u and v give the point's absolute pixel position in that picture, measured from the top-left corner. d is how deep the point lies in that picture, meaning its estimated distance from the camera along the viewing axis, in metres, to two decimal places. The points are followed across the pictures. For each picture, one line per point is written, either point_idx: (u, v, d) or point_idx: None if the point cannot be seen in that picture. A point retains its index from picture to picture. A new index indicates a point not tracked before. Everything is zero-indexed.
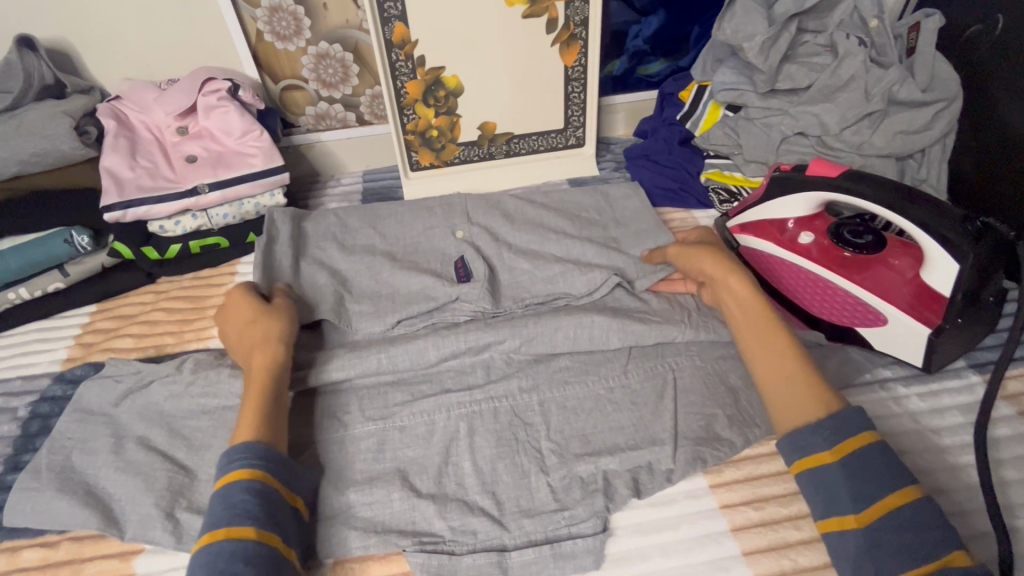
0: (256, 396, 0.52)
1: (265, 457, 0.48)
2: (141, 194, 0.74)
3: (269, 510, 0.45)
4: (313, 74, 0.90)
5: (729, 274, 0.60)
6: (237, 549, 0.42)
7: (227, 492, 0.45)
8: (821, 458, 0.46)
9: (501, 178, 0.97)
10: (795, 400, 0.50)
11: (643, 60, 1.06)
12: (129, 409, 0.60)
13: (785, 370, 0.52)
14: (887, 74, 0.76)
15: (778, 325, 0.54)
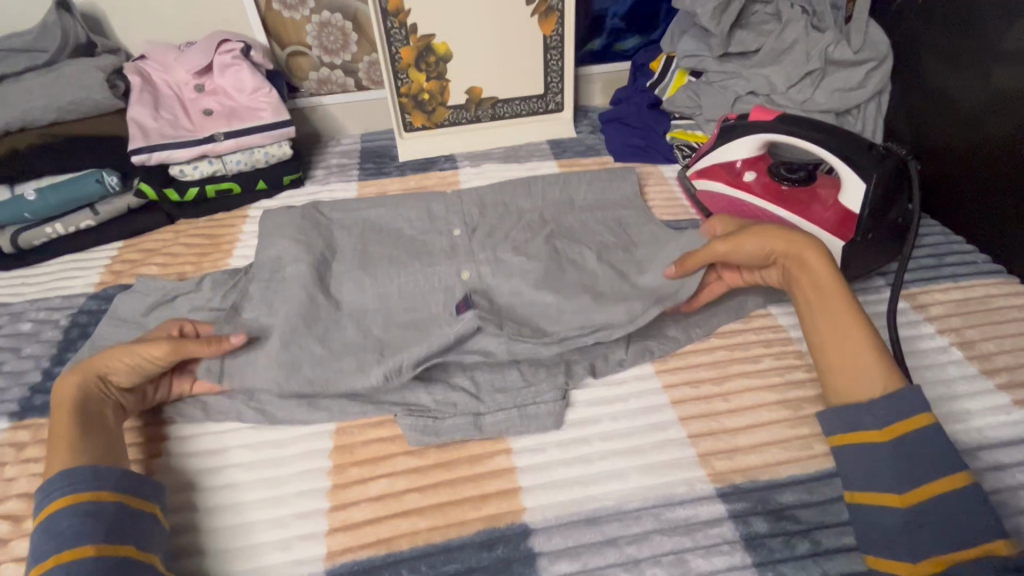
0: (63, 424, 0.51)
1: (89, 478, 0.47)
2: (164, 139, 0.84)
3: (104, 523, 0.46)
4: (316, 41, 0.99)
5: (810, 250, 0.57)
6: (72, 568, 0.43)
7: (52, 520, 0.45)
8: (874, 435, 0.48)
9: (487, 139, 1.06)
10: (865, 378, 0.51)
11: (620, 36, 1.16)
12: (158, 316, 0.69)
13: (855, 353, 0.52)
14: (824, 37, 0.86)
15: (850, 305, 0.54)
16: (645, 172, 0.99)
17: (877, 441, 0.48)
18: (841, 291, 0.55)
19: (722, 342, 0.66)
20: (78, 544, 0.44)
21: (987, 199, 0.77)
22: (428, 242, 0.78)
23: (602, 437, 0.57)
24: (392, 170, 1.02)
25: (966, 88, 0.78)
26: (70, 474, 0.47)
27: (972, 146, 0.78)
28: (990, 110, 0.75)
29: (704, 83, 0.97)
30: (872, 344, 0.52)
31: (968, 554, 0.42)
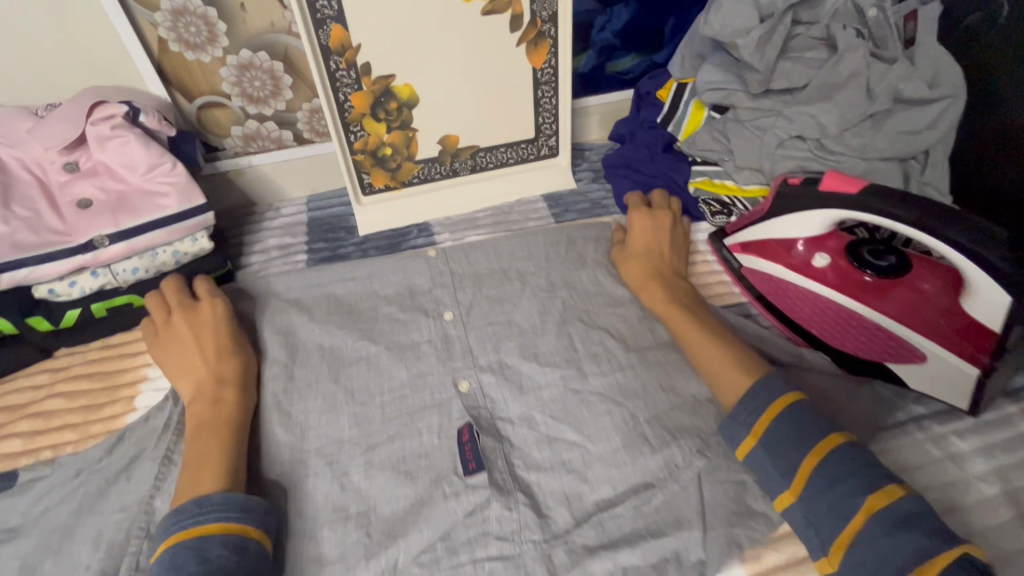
0: (216, 447, 0.51)
1: (240, 508, 0.46)
2: (18, 252, 0.60)
3: (249, 565, 0.44)
4: (236, 88, 0.76)
5: (651, 282, 0.66)
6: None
7: (202, 544, 0.43)
8: (746, 441, 0.49)
9: (469, 198, 0.86)
10: (726, 377, 0.55)
11: (613, 55, 0.95)
12: (41, 534, 0.50)
13: (714, 352, 0.57)
14: (891, 70, 0.68)
15: (696, 321, 0.61)
16: None
17: (749, 447, 0.49)
18: (681, 313, 0.62)
19: None
20: None
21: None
22: (417, 348, 0.64)
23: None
24: (351, 249, 0.80)
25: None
26: (224, 500, 0.46)
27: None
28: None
29: (734, 121, 0.79)
30: (726, 346, 0.57)
31: (859, 520, 0.42)
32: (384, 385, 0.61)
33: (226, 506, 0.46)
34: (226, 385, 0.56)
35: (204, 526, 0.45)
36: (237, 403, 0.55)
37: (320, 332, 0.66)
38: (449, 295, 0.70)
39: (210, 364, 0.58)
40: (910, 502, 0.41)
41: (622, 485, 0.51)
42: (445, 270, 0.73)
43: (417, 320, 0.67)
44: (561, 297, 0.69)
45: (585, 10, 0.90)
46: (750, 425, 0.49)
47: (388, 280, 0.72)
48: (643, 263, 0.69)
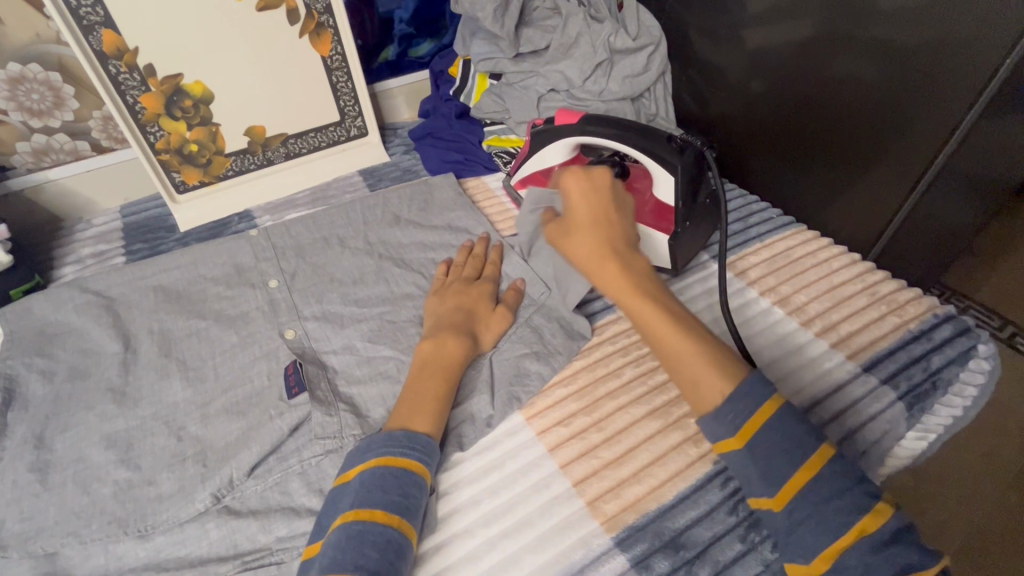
0: (437, 387, 0.54)
1: (422, 451, 0.49)
2: None
3: (422, 508, 0.47)
4: (12, 103, 0.76)
5: (606, 258, 0.54)
6: (401, 540, 0.44)
7: (402, 477, 0.47)
8: (731, 440, 0.44)
9: (287, 182, 0.92)
10: (703, 380, 0.47)
11: (412, 42, 1.07)
12: None
13: (685, 337, 0.48)
14: (603, 28, 0.86)
15: (662, 307, 0.50)
16: (470, 187, 0.92)
17: (734, 446, 0.44)
18: (648, 293, 0.51)
19: (583, 364, 0.63)
20: (400, 514, 0.45)
21: (790, 161, 0.83)
22: (245, 318, 0.69)
23: (486, 519, 0.50)
24: (172, 245, 0.82)
25: (744, 58, 0.83)
26: (412, 440, 0.49)
27: (763, 111, 0.83)
28: (774, 79, 0.80)
29: (506, 85, 0.94)
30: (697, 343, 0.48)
31: (854, 540, 0.40)
32: (215, 351, 0.65)
33: (407, 445, 0.49)
34: (460, 331, 0.59)
35: (408, 459, 0.48)
36: (462, 347, 0.58)
37: (150, 319, 0.69)
38: (273, 266, 0.75)
39: (455, 312, 0.62)
40: (900, 519, 0.41)
41: None
42: (268, 246, 0.77)
43: (243, 291, 0.72)
44: (379, 249, 0.78)
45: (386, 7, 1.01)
46: (734, 423, 0.44)
47: (214, 263, 0.76)
48: (593, 233, 0.56)
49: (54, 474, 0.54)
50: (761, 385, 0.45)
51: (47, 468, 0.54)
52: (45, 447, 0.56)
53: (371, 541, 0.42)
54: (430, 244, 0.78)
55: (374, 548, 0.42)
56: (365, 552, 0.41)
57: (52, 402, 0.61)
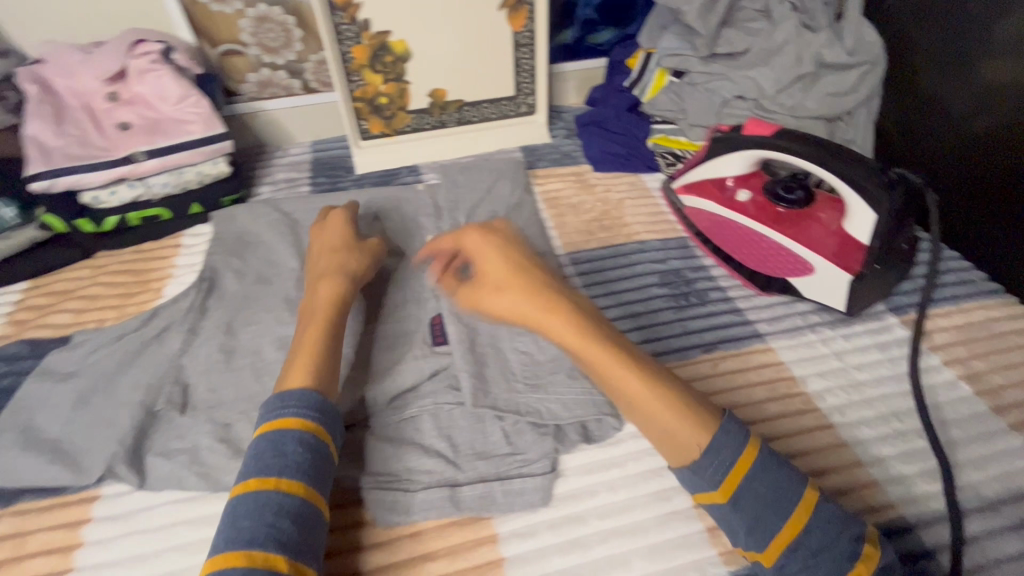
0: (315, 332, 0.53)
1: (320, 410, 0.47)
2: (72, 162, 0.72)
3: (319, 465, 0.45)
4: (253, 38, 0.88)
5: (542, 305, 0.47)
6: (282, 503, 0.41)
7: (279, 439, 0.44)
8: (714, 496, 0.43)
9: (455, 146, 0.97)
10: (672, 427, 0.44)
11: (593, 29, 1.06)
12: (92, 375, 0.61)
13: (641, 389, 0.44)
14: (817, 38, 0.79)
15: (616, 355, 0.45)
16: (628, 182, 0.91)
17: (717, 502, 0.43)
18: (600, 347, 0.45)
19: (724, 387, 0.61)
20: (293, 476, 0.43)
21: (1011, 222, 0.70)
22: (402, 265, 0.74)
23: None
24: (349, 185, 0.91)
25: (976, 93, 0.72)
26: (304, 394, 0.47)
27: (975, 154, 0.72)
28: (1007, 122, 0.68)
29: (688, 85, 0.90)
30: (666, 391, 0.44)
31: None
32: None
33: (305, 404, 0.47)
34: (337, 276, 0.59)
35: (283, 420, 0.46)
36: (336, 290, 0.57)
37: None
38: (433, 222, 0.80)
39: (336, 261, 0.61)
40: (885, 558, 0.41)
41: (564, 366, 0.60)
42: (431, 203, 0.82)
43: (403, 239, 0.78)
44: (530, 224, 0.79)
45: None
46: (718, 476, 0.42)
47: (383, 209, 0.83)
48: (525, 286, 0.48)
49: (236, 359, 0.63)
50: (738, 429, 0.43)
51: (231, 352, 0.63)
52: (230, 335, 0.65)
53: (244, 510, 0.41)
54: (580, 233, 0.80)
55: (254, 514, 0.40)
56: (251, 518, 0.40)
57: (240, 299, 0.70)
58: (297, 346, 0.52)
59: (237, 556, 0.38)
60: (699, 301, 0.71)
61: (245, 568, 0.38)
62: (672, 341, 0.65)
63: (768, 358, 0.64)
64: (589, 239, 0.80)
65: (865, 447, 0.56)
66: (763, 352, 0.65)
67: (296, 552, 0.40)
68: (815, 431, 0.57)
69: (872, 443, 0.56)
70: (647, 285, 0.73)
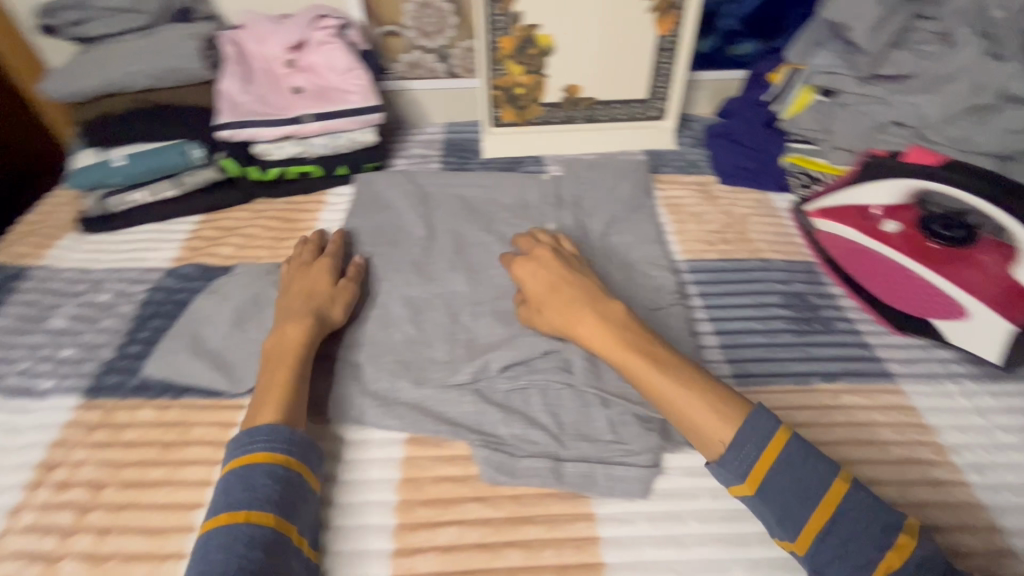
0: (284, 373, 0.54)
1: (288, 441, 0.49)
2: (251, 117, 0.81)
3: (286, 494, 0.46)
4: (413, 22, 0.95)
5: (578, 315, 0.55)
6: (254, 534, 0.43)
7: (247, 474, 0.46)
8: (742, 487, 0.46)
9: (580, 142, 0.99)
10: (698, 420, 0.47)
11: (734, 40, 1.04)
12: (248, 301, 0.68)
13: (663, 387, 0.49)
14: (997, 69, 0.71)
15: (641, 355, 0.50)
16: (754, 199, 0.88)
17: (745, 493, 0.45)
18: (621, 348, 0.51)
19: (843, 421, 0.58)
20: (263, 509, 0.45)
21: None
22: (521, 247, 0.78)
23: (381, 510, 0.51)
24: (476, 167, 0.96)
25: None
26: (272, 428, 0.49)
27: None
28: None
29: (838, 105, 0.85)
30: (691, 384, 0.48)
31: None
32: (492, 264, 0.75)
33: (271, 437, 0.49)
34: (306, 318, 0.59)
35: (254, 454, 0.48)
36: (305, 331, 0.58)
37: (451, 221, 0.82)
38: (554, 211, 0.82)
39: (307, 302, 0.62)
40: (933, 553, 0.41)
41: None
42: (554, 193, 0.84)
43: (524, 224, 0.81)
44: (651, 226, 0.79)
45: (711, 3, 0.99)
46: (743, 469, 0.45)
47: (507, 192, 0.86)
48: (561, 303, 0.57)
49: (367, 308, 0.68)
50: (767, 417, 0.46)
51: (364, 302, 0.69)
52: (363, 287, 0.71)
53: (216, 546, 0.42)
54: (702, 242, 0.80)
55: (226, 549, 0.42)
56: (223, 553, 0.42)
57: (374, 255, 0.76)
58: (265, 386, 0.54)
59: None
60: (823, 329, 0.68)
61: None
62: (790, 365, 0.64)
63: (897, 400, 0.60)
64: (709, 249, 0.78)
65: (1002, 513, 0.52)
66: (892, 393, 0.61)
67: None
68: (944, 484, 0.53)
69: (1011, 511, 0.52)
70: (768, 305, 0.71)
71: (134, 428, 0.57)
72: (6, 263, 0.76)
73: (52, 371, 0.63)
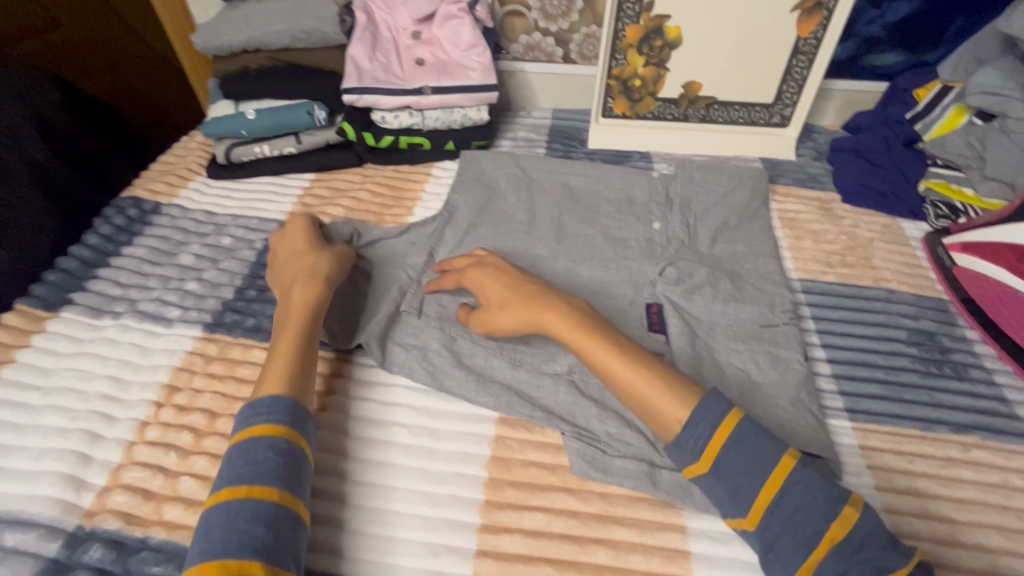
0: (286, 339, 0.54)
1: (286, 411, 0.48)
2: (376, 84, 0.83)
3: (289, 468, 0.45)
4: (539, 4, 0.94)
5: (541, 307, 0.54)
6: (258, 506, 0.42)
7: (250, 447, 0.45)
8: (696, 466, 0.45)
9: (692, 142, 0.95)
10: (657, 404, 0.48)
11: (875, 49, 0.95)
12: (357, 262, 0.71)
13: (630, 374, 0.49)
14: None
15: (608, 343, 0.51)
16: (881, 223, 0.81)
17: (699, 472, 0.45)
18: (590, 335, 0.51)
19: (973, 478, 0.53)
20: (266, 482, 0.43)
21: None
22: (623, 243, 0.76)
23: (402, 494, 0.51)
24: (580, 156, 0.94)
25: None
26: (272, 401, 0.48)
27: None
28: None
29: (997, 130, 0.76)
30: (645, 367, 0.49)
31: (822, 551, 0.40)
32: (592, 257, 0.74)
33: (272, 409, 0.48)
34: (307, 280, 0.59)
35: (258, 427, 0.47)
36: (309, 294, 0.58)
37: (553, 206, 0.81)
38: (661, 210, 0.79)
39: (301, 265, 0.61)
40: None
41: (784, 393, 0.57)
42: (663, 192, 0.81)
43: (628, 220, 0.78)
44: (765, 238, 0.75)
45: (857, 7, 0.91)
46: (698, 446, 0.45)
47: (613, 185, 0.84)
48: (526, 295, 0.56)
49: None
50: (720, 398, 0.47)
51: None
52: None
53: (215, 522, 0.41)
54: (817, 262, 0.74)
55: (228, 521, 0.41)
56: (225, 525, 0.41)
57: (476, 232, 0.76)
58: (274, 350, 0.54)
59: (216, 565, 0.38)
60: (954, 374, 0.62)
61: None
62: (913, 408, 0.58)
63: None
64: (827, 271, 0.73)
65: None
66: None
67: (274, 553, 0.40)
68: None
69: None
70: (892, 339, 0.65)
71: (247, 366, 0.60)
72: (144, 198, 0.82)
73: (178, 303, 0.67)
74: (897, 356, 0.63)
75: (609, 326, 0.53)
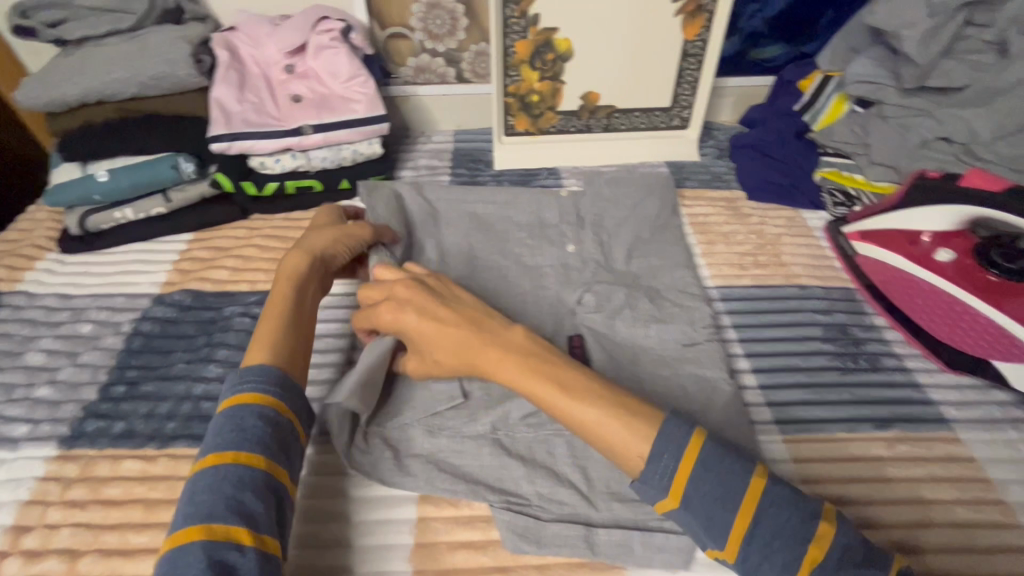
0: (276, 308, 0.50)
1: (278, 382, 0.46)
2: (247, 128, 0.75)
3: (279, 438, 0.43)
4: (421, 24, 0.89)
5: (474, 341, 0.46)
6: (242, 475, 0.40)
7: (237, 413, 0.43)
8: (665, 502, 0.39)
9: (598, 152, 0.93)
10: (618, 440, 0.40)
11: (757, 43, 0.97)
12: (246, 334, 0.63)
13: (589, 416, 0.41)
14: None
15: (554, 379, 0.42)
16: (785, 216, 0.83)
17: (671, 508, 0.39)
18: (533, 373, 0.43)
19: (900, 476, 0.53)
20: (252, 449, 0.41)
21: None
22: (539, 271, 0.72)
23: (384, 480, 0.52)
24: (487, 179, 0.90)
25: None
26: (259, 367, 0.46)
27: None
28: None
29: (876, 116, 0.80)
30: (615, 406, 0.41)
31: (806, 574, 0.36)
32: (508, 291, 0.69)
33: (264, 378, 0.45)
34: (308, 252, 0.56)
35: (242, 395, 0.44)
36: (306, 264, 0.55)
37: (462, 237, 0.76)
38: (573, 231, 0.76)
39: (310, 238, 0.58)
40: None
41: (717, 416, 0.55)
42: (574, 211, 0.78)
43: (541, 245, 0.75)
44: (678, 249, 0.73)
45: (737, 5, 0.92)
46: (665, 481, 0.39)
47: (522, 210, 0.79)
48: (459, 330, 0.47)
49: None
50: (678, 424, 0.40)
51: None
52: None
53: (203, 485, 0.39)
54: (730, 266, 0.74)
55: (212, 488, 0.39)
56: (210, 493, 0.38)
57: None
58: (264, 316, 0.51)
59: (195, 532, 0.36)
60: (869, 366, 0.63)
61: (203, 542, 0.36)
62: (837, 410, 0.58)
63: (956, 451, 0.55)
64: (741, 274, 0.73)
65: None
66: (950, 442, 0.56)
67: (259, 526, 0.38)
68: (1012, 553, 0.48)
69: None
70: (809, 338, 0.65)
71: (117, 483, 0.51)
72: None
73: (25, 416, 0.57)
74: (816, 356, 0.63)
75: (558, 355, 0.45)
